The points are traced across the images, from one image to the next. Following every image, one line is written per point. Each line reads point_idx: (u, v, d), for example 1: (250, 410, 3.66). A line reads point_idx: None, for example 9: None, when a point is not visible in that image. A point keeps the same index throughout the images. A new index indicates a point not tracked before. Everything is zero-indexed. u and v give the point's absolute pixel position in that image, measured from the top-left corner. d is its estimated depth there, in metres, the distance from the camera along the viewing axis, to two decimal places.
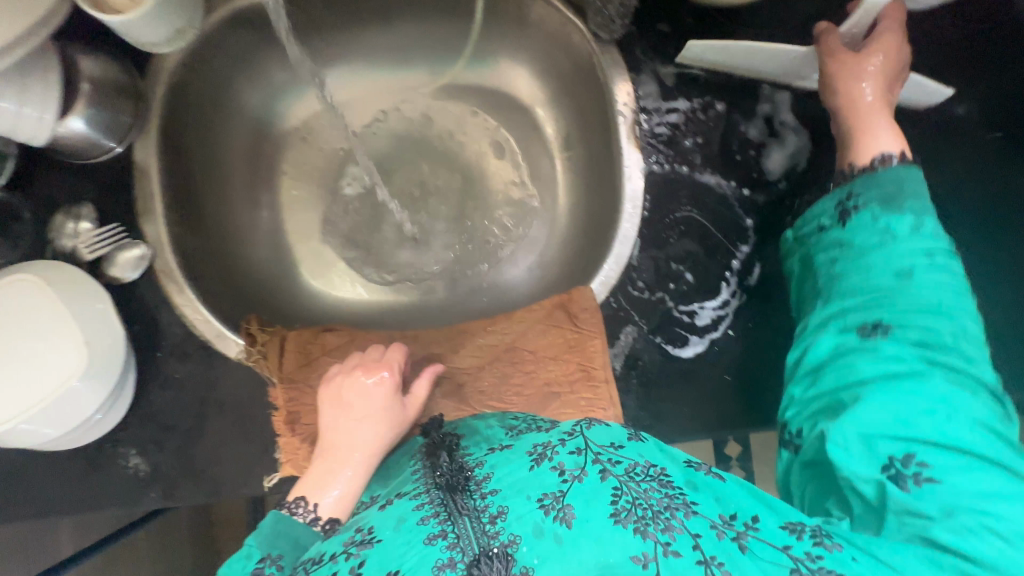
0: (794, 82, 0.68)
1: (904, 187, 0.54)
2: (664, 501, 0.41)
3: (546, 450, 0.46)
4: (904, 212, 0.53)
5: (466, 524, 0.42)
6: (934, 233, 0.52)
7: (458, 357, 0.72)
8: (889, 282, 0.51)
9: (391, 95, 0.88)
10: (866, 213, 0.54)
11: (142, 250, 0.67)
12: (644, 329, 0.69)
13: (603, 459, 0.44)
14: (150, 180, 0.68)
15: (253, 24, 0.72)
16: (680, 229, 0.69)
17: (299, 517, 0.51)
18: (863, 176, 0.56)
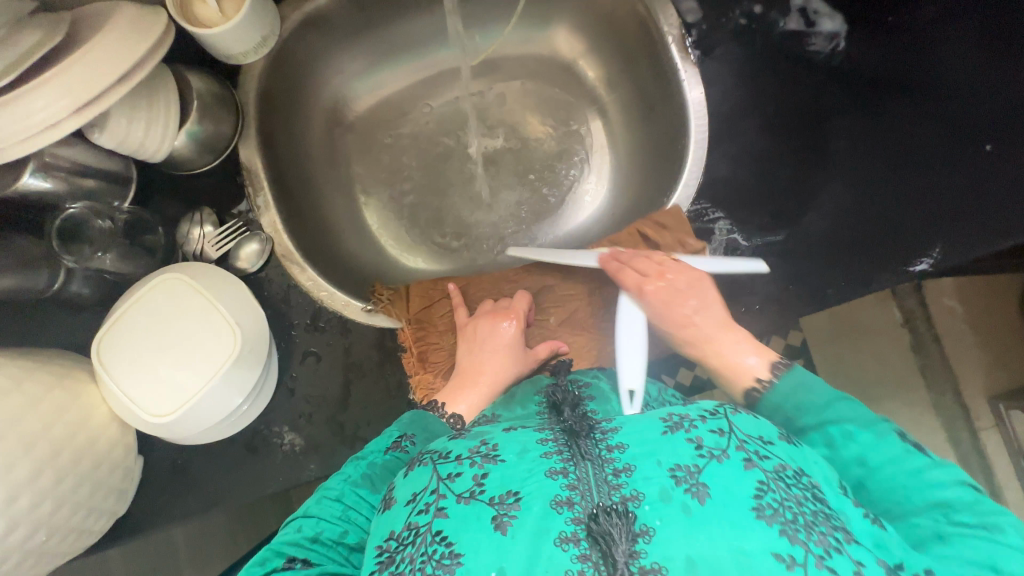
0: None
1: (794, 408, 0.51)
2: (817, 514, 0.39)
3: (682, 421, 0.44)
4: (814, 431, 0.49)
5: (589, 469, 0.41)
6: (847, 430, 0.48)
7: (568, 285, 0.75)
8: (844, 477, 0.47)
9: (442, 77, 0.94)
10: (785, 447, 0.50)
11: (261, 243, 0.73)
12: (732, 222, 0.73)
13: (750, 448, 0.42)
14: (258, 177, 0.73)
15: (319, 27, 0.79)
16: (743, 125, 0.75)
17: (433, 413, 0.56)
18: (763, 402, 0.53)
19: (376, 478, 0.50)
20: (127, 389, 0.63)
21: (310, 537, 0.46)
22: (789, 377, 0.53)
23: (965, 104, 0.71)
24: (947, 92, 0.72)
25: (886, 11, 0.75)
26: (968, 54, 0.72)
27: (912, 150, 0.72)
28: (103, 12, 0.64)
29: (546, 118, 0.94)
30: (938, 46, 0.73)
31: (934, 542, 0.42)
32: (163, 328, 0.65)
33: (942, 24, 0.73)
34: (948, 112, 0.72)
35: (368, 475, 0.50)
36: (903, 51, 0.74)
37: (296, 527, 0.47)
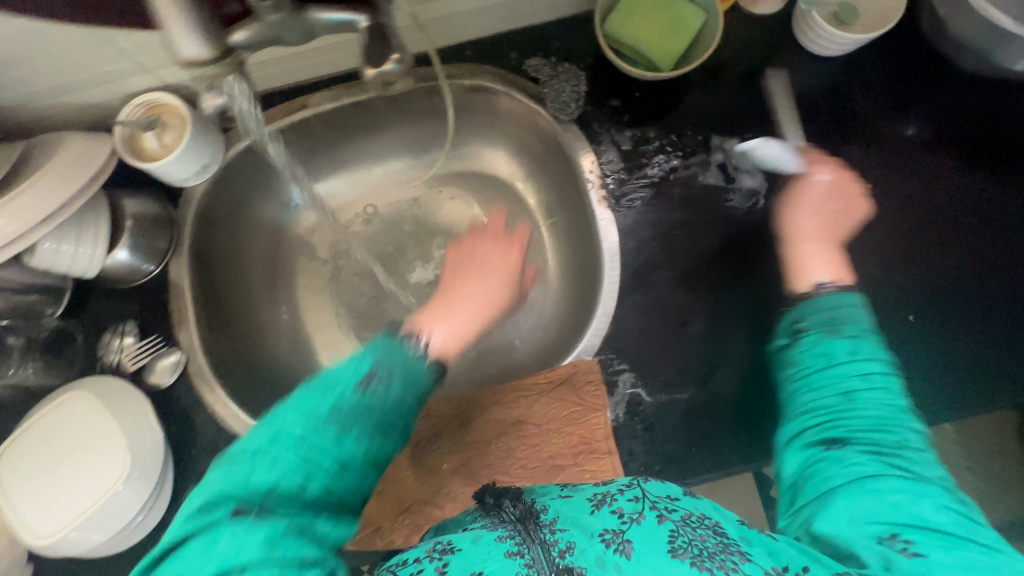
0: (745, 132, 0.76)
1: (838, 315, 0.61)
2: (719, 545, 0.45)
3: (606, 498, 0.51)
4: (843, 336, 0.59)
5: (537, 550, 0.46)
6: (871, 352, 0.58)
7: (464, 434, 0.75)
8: (837, 378, 0.57)
9: (390, 188, 0.96)
10: (813, 337, 0.61)
11: (178, 356, 0.75)
12: (638, 377, 0.72)
13: (660, 506, 0.49)
14: (183, 293, 0.77)
15: (265, 151, 0.83)
16: (659, 277, 0.74)
17: (408, 346, 0.59)
18: (806, 303, 0.64)
19: (346, 420, 0.50)
20: (24, 506, 0.65)
21: (290, 481, 0.46)
22: (844, 296, 0.63)
23: (890, 273, 0.73)
24: (873, 259, 0.74)
25: None
26: (891, 224, 0.75)
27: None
28: (50, 146, 0.70)
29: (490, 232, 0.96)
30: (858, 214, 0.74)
31: (868, 478, 0.50)
32: (64, 444, 0.68)
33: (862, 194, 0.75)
34: (873, 278, 0.73)
35: (339, 420, 0.50)
36: (833, 214, 0.75)
37: (246, 450, 0.48)
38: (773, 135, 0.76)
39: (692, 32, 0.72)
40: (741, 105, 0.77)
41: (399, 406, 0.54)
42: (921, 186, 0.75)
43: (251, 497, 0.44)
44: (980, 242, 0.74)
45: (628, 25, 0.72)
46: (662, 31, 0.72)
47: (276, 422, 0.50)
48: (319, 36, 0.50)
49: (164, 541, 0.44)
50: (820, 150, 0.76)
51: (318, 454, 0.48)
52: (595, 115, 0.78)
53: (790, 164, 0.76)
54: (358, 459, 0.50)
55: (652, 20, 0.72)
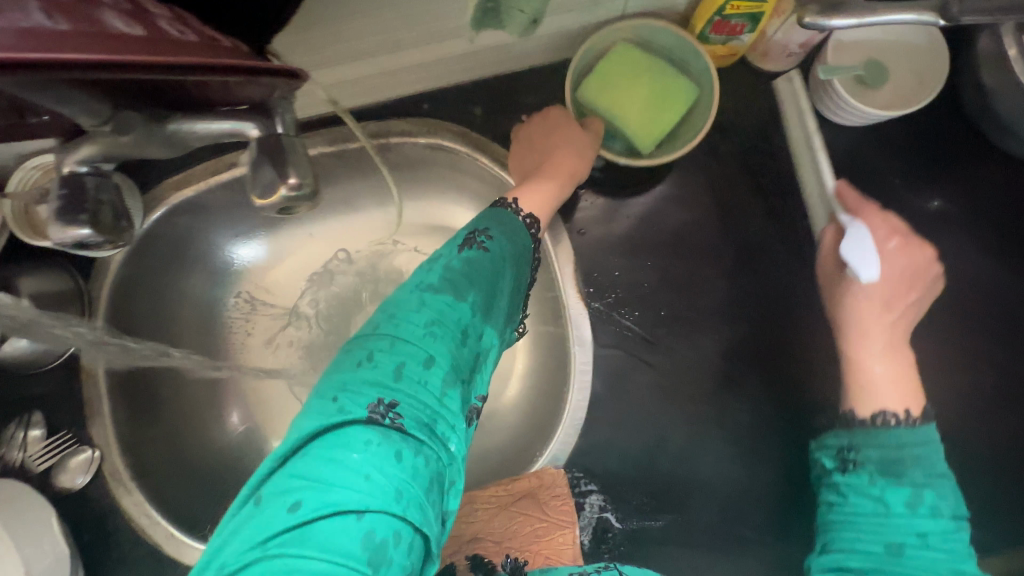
0: (735, 214, 0.69)
1: (912, 455, 0.52)
2: None
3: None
4: (906, 484, 0.51)
5: None
6: (935, 507, 0.50)
7: None
8: (890, 529, 0.50)
9: (348, 237, 0.82)
10: (863, 476, 0.53)
11: (91, 452, 0.67)
12: (608, 501, 0.65)
13: None
14: (97, 380, 0.68)
15: (196, 212, 0.73)
16: (639, 386, 0.67)
17: (507, 210, 0.56)
18: (860, 429, 0.55)
19: (457, 283, 0.49)
20: None
21: (421, 410, 0.44)
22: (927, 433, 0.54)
23: None
24: None
25: None
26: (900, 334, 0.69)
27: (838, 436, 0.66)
28: None
29: None
30: None
31: None
32: None
33: None
34: None
35: (450, 281, 0.48)
36: None
37: (367, 362, 0.45)
38: (777, 225, 0.69)
39: (679, 112, 0.60)
40: (739, 184, 0.69)
41: (502, 271, 0.52)
42: (943, 279, 0.69)
43: (389, 393, 0.43)
44: (996, 356, 0.69)
45: (604, 99, 0.61)
46: (644, 107, 0.61)
47: (396, 308, 0.48)
48: (194, 146, 0.39)
49: (292, 462, 0.40)
50: None
51: (442, 363, 0.45)
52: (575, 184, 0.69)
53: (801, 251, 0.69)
54: (478, 342, 0.49)
55: (633, 94, 0.60)
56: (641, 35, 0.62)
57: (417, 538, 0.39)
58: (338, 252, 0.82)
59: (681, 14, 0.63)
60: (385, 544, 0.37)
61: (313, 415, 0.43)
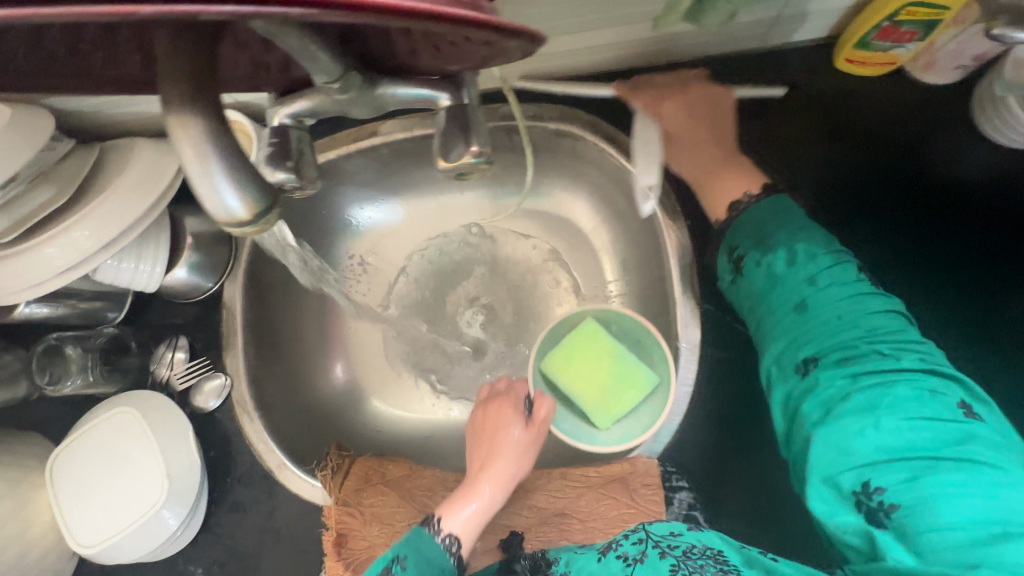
0: (862, 229, 0.67)
1: (769, 230, 0.57)
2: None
3: (612, 543, 0.54)
4: (779, 250, 0.55)
5: None
6: (811, 258, 0.54)
7: (504, 513, 0.66)
8: (783, 297, 0.54)
9: (458, 215, 0.87)
10: (752, 259, 0.57)
11: (224, 379, 0.75)
12: (696, 496, 0.65)
13: (663, 545, 0.51)
14: (233, 316, 0.75)
15: (333, 175, 0.77)
16: (739, 393, 0.66)
17: (429, 532, 0.57)
18: (731, 232, 0.60)
19: None
20: (77, 513, 0.67)
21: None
22: (776, 203, 0.58)
23: None
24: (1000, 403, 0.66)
25: (954, 267, 0.66)
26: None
27: None
28: (122, 156, 0.67)
29: (564, 283, 0.83)
30: (988, 328, 0.67)
31: (838, 401, 0.49)
32: (112, 456, 0.69)
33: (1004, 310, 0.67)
34: None
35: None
36: (977, 346, 0.67)
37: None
38: (933, 248, 0.66)
39: (637, 397, 0.65)
40: (878, 200, 0.66)
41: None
42: None
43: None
44: None
45: (560, 357, 0.68)
46: (602, 377, 0.66)
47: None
48: (389, 109, 0.43)
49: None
50: (965, 261, 0.66)
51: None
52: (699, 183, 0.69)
53: (928, 254, 0.66)
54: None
55: (590, 372, 0.66)
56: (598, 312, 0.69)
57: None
58: (449, 226, 0.87)
59: (840, 16, 0.61)
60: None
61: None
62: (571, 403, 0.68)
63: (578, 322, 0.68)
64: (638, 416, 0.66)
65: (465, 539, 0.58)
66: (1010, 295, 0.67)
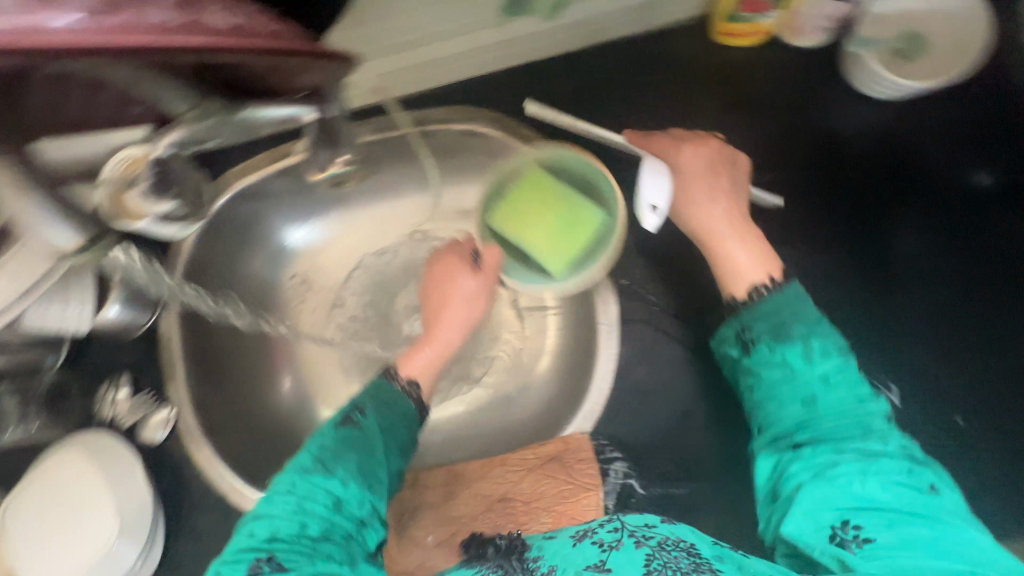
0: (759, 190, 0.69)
1: (790, 316, 0.54)
2: (691, 565, 0.45)
3: (587, 531, 0.53)
4: (797, 341, 0.53)
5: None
6: (826, 349, 0.52)
7: (452, 504, 0.69)
8: (795, 387, 0.52)
9: (392, 224, 0.88)
10: (764, 347, 0.54)
11: (168, 412, 0.76)
12: (631, 465, 0.67)
13: (638, 534, 0.50)
14: (173, 348, 0.76)
15: (258, 197, 0.80)
16: (664, 361, 0.67)
17: (387, 382, 0.61)
18: (747, 311, 0.56)
19: None
20: (32, 559, 0.68)
21: (304, 543, 0.48)
22: (790, 291, 0.56)
23: (948, 367, 0.66)
24: (921, 349, 0.66)
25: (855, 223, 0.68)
26: (939, 305, 0.67)
27: None
28: None
29: None
30: (898, 279, 0.67)
31: (828, 467, 0.48)
32: (61, 498, 0.70)
33: (912, 261, 0.68)
34: (916, 371, 0.66)
35: (318, 462, 0.53)
36: (884, 294, 0.67)
37: (246, 531, 0.49)
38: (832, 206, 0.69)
39: (592, 228, 0.62)
40: (772, 161, 0.69)
41: (378, 443, 0.55)
42: (988, 252, 0.66)
43: (266, 549, 0.47)
44: None
45: (509, 217, 0.65)
46: (557, 235, 0.63)
47: (275, 488, 0.52)
48: (263, 131, 0.45)
49: (225, 552, 0.48)
50: (864, 211, 0.68)
51: (319, 522, 0.49)
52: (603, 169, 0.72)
53: (827, 210, 0.69)
54: (361, 505, 0.53)
55: (540, 220, 0.63)
56: (550, 160, 0.66)
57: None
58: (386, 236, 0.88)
59: None
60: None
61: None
62: (525, 254, 0.66)
63: (522, 172, 0.66)
64: (591, 253, 0.64)
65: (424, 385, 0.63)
66: (893, 239, 0.68)
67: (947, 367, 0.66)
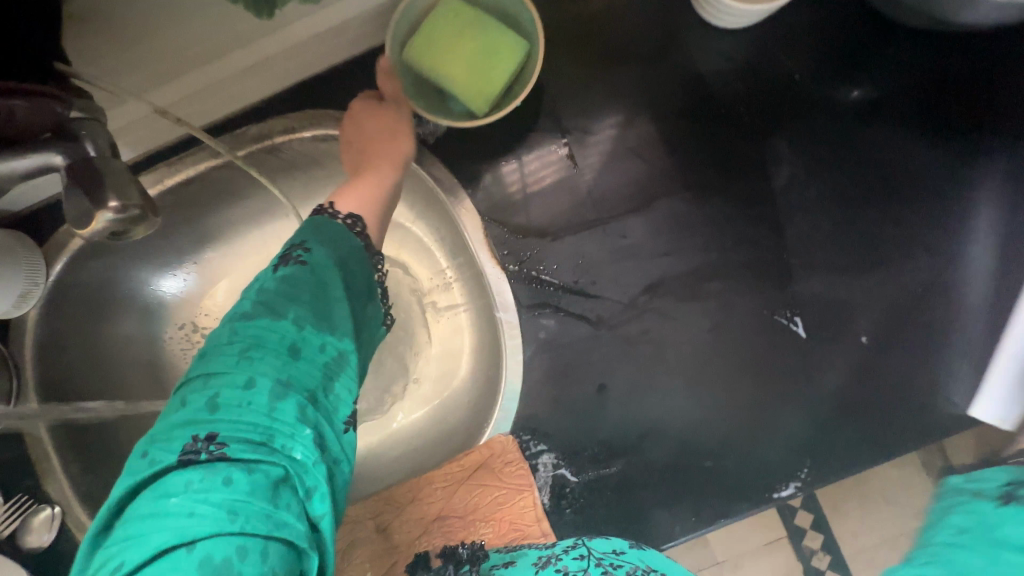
0: (636, 140, 0.66)
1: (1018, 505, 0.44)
2: None
3: (551, 559, 0.51)
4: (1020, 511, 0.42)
5: None
6: None
7: (387, 537, 0.63)
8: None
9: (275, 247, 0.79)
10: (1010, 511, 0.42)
11: (53, 509, 0.65)
12: (560, 455, 0.63)
13: (605, 563, 0.49)
14: (40, 441, 0.65)
15: (103, 253, 0.68)
16: (577, 335, 0.64)
17: (327, 217, 0.48)
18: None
19: None
20: None
21: (256, 420, 0.38)
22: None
23: (846, 286, 0.63)
24: (824, 274, 0.64)
25: (729, 160, 0.66)
26: (829, 227, 0.64)
27: (797, 349, 0.63)
28: None
29: None
30: (785, 208, 0.65)
31: None
32: None
33: (794, 188, 0.65)
34: (822, 296, 0.63)
35: (261, 302, 0.41)
36: (771, 227, 0.65)
37: (180, 402, 0.39)
38: (703, 146, 0.66)
39: (508, 67, 0.59)
40: (640, 112, 0.66)
41: (332, 278, 0.44)
42: (859, 164, 0.65)
43: (207, 425, 0.37)
44: (940, 238, 0.64)
45: (429, 49, 0.59)
46: (473, 71, 0.59)
47: (212, 343, 0.41)
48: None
49: (157, 427, 0.39)
50: (744, 143, 0.66)
51: (269, 375, 0.39)
52: (472, 152, 0.66)
53: (699, 153, 0.66)
54: (321, 350, 0.42)
55: (461, 55, 0.59)
56: None
57: (272, 545, 0.35)
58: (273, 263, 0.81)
59: None
60: (226, 565, 0.34)
61: (124, 478, 0.38)
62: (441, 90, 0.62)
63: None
64: (509, 92, 0.62)
65: (370, 224, 0.51)
66: (771, 169, 0.65)
67: (853, 286, 0.63)
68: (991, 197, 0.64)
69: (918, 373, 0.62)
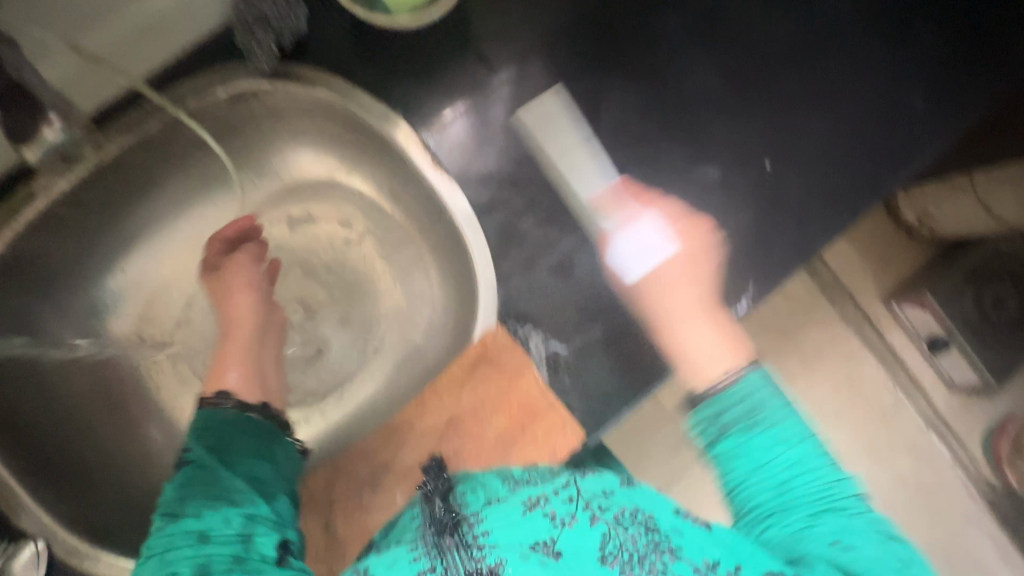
0: (546, 40, 0.72)
1: (754, 403, 0.52)
2: (649, 546, 0.48)
3: (538, 498, 0.52)
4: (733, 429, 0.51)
5: (454, 557, 0.49)
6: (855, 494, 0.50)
7: (404, 455, 0.65)
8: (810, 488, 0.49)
9: (216, 234, 0.80)
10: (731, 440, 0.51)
11: (34, 546, 0.59)
12: (548, 331, 0.67)
13: (591, 506, 0.51)
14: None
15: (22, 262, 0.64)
16: (535, 224, 0.69)
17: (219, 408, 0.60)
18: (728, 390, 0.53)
19: None
20: None
21: (220, 549, 0.49)
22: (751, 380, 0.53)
23: (740, 129, 0.72)
24: (722, 120, 0.72)
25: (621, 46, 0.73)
26: (716, 83, 0.72)
27: (721, 187, 0.70)
28: None
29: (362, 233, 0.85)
30: (676, 75, 0.72)
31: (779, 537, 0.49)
32: None
33: (679, 58, 0.73)
34: (727, 141, 0.71)
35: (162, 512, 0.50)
36: (671, 94, 0.72)
37: None
38: (598, 37, 0.73)
39: None
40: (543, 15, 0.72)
41: (223, 463, 0.54)
42: (727, 29, 0.74)
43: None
44: (802, 74, 0.73)
45: None
46: None
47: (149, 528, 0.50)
48: None
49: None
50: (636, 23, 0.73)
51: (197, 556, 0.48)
52: (397, 82, 0.69)
53: (597, 42, 0.73)
54: (238, 528, 0.50)
55: None
56: None
57: None
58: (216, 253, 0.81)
59: None
60: None
61: None
62: None
63: None
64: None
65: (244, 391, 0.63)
66: (659, 47, 0.73)
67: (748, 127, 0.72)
68: (846, 33, 0.75)
69: (814, 186, 0.71)
